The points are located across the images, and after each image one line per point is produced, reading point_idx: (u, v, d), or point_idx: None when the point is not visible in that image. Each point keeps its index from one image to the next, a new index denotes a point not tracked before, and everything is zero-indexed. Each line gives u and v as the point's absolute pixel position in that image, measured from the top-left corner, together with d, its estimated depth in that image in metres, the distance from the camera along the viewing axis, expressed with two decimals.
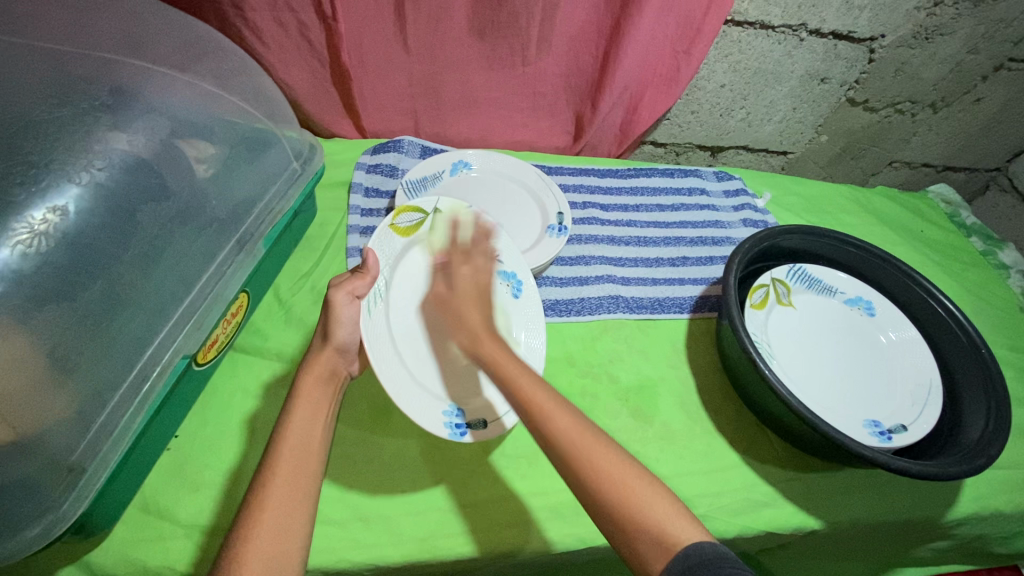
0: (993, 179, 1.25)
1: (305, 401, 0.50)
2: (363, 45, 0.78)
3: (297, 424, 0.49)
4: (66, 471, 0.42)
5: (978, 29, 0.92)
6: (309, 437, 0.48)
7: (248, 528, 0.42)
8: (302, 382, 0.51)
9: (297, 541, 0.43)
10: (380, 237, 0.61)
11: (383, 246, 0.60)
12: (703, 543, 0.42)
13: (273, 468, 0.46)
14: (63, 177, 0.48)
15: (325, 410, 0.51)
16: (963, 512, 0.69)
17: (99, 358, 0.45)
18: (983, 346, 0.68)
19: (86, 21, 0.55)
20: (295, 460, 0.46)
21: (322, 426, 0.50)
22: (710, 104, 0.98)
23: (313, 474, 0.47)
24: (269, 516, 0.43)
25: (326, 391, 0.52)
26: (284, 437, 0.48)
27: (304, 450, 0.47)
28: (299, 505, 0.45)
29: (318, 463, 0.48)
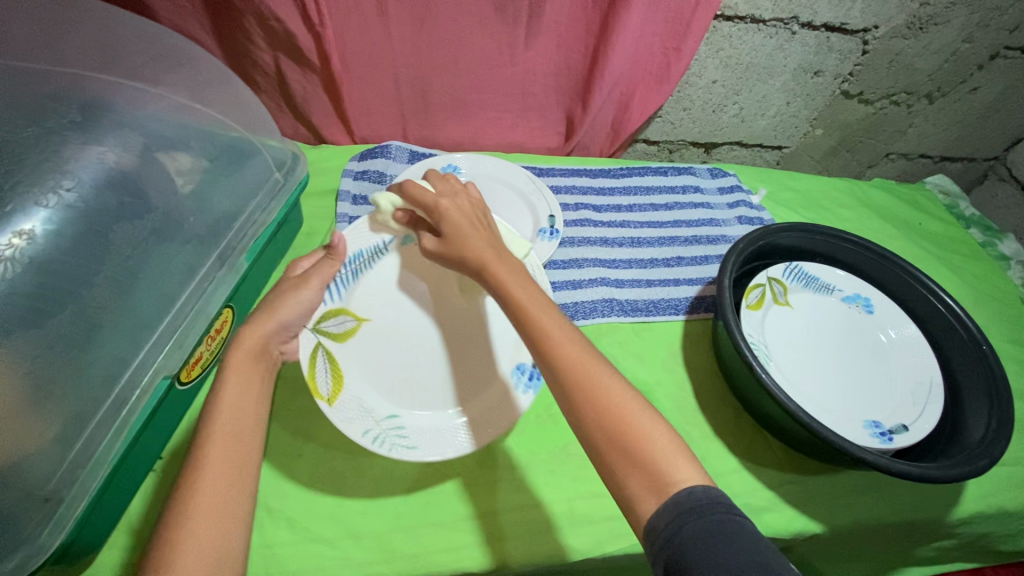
0: (991, 168, 1.23)
1: (236, 375, 0.50)
2: (348, 51, 0.76)
3: (230, 397, 0.49)
4: (43, 500, 0.41)
5: (973, 17, 0.91)
6: (243, 411, 0.49)
7: (181, 500, 0.43)
8: (234, 356, 0.51)
9: (239, 518, 0.44)
10: (341, 418, 0.52)
11: (343, 415, 0.52)
12: (696, 488, 0.40)
13: (208, 442, 0.46)
14: (29, 199, 0.47)
15: (258, 384, 0.51)
16: (967, 511, 0.68)
17: (74, 383, 0.44)
18: (985, 343, 0.67)
19: (57, 37, 0.54)
20: (229, 434, 0.47)
21: (254, 399, 0.50)
22: (703, 100, 0.97)
23: (249, 452, 0.47)
24: (204, 488, 0.44)
25: (258, 364, 0.52)
26: (217, 412, 0.48)
27: (237, 430, 0.47)
28: (238, 482, 0.45)
29: (253, 436, 0.48)
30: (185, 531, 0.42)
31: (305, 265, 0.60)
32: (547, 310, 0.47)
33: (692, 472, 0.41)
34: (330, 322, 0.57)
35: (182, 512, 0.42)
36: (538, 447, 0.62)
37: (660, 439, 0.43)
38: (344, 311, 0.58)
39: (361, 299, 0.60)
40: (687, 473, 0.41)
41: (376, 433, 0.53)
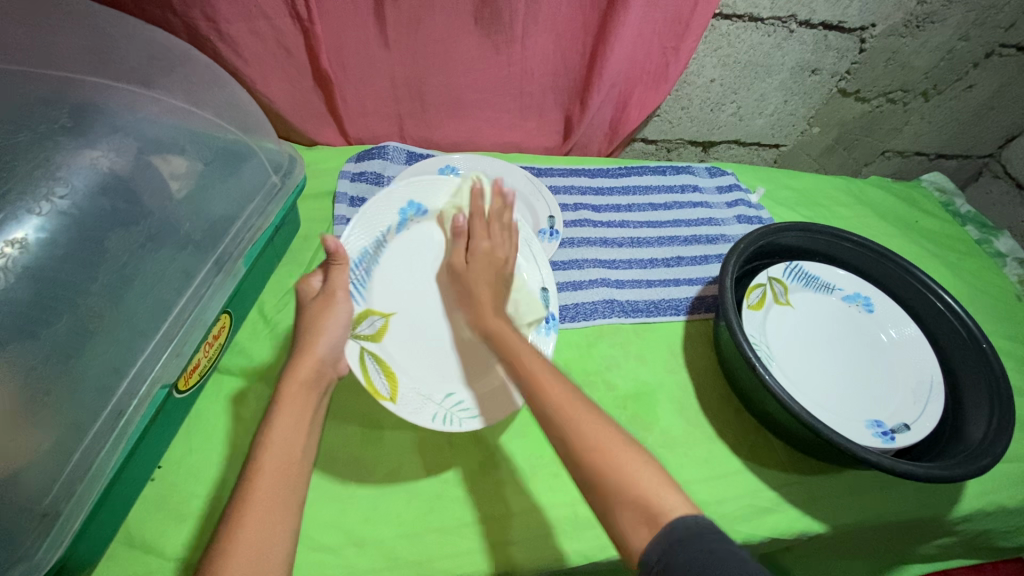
0: (985, 165, 1.24)
1: (289, 407, 0.49)
2: (344, 52, 0.75)
3: (282, 432, 0.48)
4: (40, 516, 0.40)
5: (969, 15, 0.91)
6: (293, 444, 0.47)
7: (228, 536, 0.42)
8: (287, 388, 0.50)
9: (280, 555, 0.42)
10: (406, 413, 0.56)
11: (408, 408, 0.57)
12: (683, 514, 0.39)
13: (257, 478, 0.45)
14: (21, 208, 0.45)
15: (309, 416, 0.50)
16: (967, 509, 0.68)
17: (70, 394, 0.43)
18: (986, 342, 0.67)
19: (47, 39, 0.53)
20: (277, 468, 0.45)
21: (306, 435, 0.49)
22: (701, 99, 0.96)
23: (294, 494, 0.45)
24: (252, 521, 0.42)
25: (311, 397, 0.51)
26: (268, 446, 0.47)
27: (286, 463, 0.46)
28: (282, 517, 0.44)
29: (302, 470, 0.47)
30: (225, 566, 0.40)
31: (320, 282, 0.57)
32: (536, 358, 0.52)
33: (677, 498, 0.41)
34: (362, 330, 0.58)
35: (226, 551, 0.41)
36: (542, 450, 0.61)
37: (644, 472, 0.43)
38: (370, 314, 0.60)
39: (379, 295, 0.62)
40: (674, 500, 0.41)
41: (440, 412, 0.57)
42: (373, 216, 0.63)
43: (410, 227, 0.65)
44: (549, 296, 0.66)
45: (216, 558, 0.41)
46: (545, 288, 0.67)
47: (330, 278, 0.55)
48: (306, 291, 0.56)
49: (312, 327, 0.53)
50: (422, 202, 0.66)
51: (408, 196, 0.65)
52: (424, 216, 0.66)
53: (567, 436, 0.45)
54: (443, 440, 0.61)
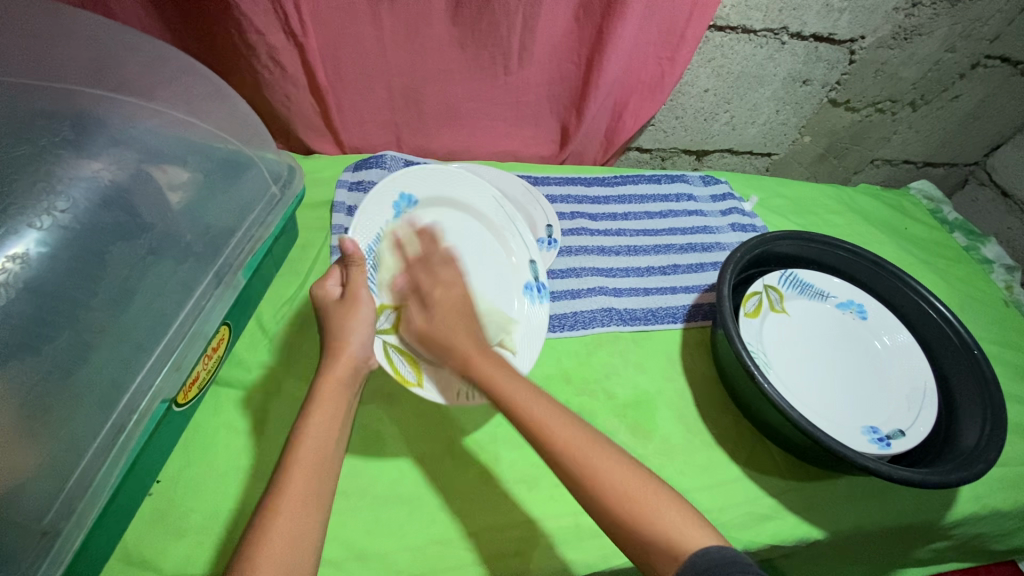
0: (971, 173, 1.27)
1: (324, 404, 0.49)
2: (341, 61, 0.75)
3: (317, 428, 0.47)
4: (39, 534, 0.40)
5: (956, 28, 0.93)
6: (329, 439, 0.47)
7: (265, 525, 0.42)
8: (323, 386, 0.49)
9: (309, 548, 0.42)
10: (438, 390, 0.58)
11: (442, 386, 0.58)
12: (711, 547, 0.43)
13: (292, 472, 0.45)
14: (21, 221, 0.45)
15: (344, 413, 0.50)
16: (961, 513, 0.69)
17: (69, 411, 0.43)
18: (977, 349, 0.68)
19: (44, 50, 0.52)
20: (311, 463, 0.45)
21: (340, 430, 0.49)
22: (695, 108, 0.98)
23: (323, 492, 0.45)
24: (287, 509, 0.43)
25: (346, 395, 0.50)
26: (303, 440, 0.46)
27: (319, 458, 0.46)
28: (311, 512, 0.43)
29: (332, 466, 0.47)
30: (263, 555, 0.40)
31: (336, 284, 0.55)
32: (512, 376, 0.52)
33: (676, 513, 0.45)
34: (384, 321, 0.58)
35: (255, 546, 0.40)
36: (542, 461, 0.61)
37: (671, 512, 0.45)
38: (388, 308, 0.58)
39: (396, 285, 0.60)
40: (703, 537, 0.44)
41: (465, 387, 0.59)
42: (371, 213, 0.60)
43: (405, 218, 0.63)
44: (538, 268, 0.70)
45: (248, 553, 0.40)
46: (533, 261, 0.70)
47: (351, 280, 0.53)
48: (325, 297, 0.54)
49: (341, 333, 0.51)
50: (411, 193, 0.64)
51: (398, 188, 0.62)
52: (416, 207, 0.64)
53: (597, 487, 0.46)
54: (444, 450, 0.61)
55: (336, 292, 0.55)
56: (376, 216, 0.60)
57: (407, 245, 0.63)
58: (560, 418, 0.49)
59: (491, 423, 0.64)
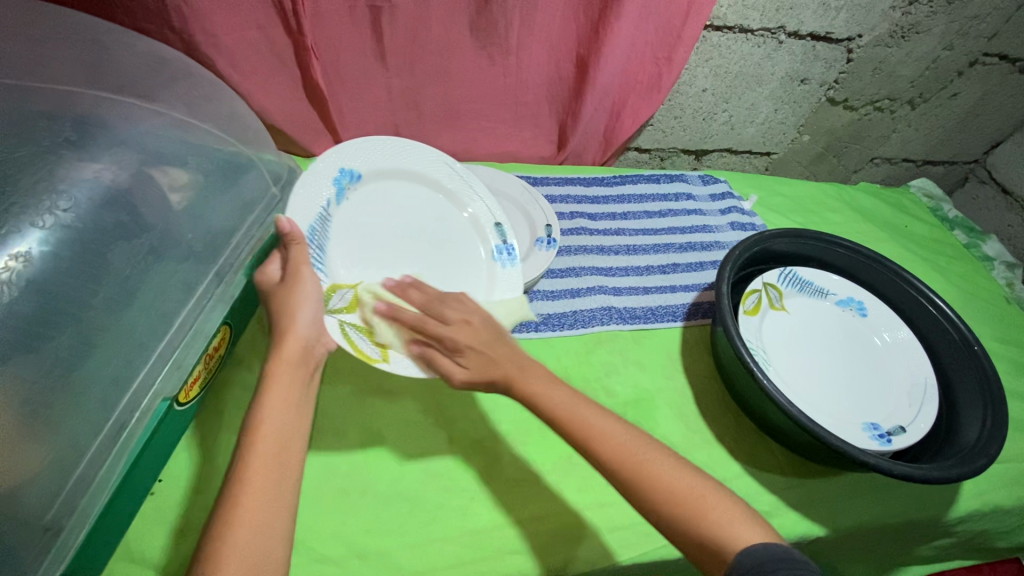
0: (971, 171, 1.27)
1: (276, 390, 0.48)
2: (341, 63, 0.76)
3: (272, 411, 0.47)
4: (42, 531, 0.41)
5: (953, 25, 0.93)
6: (284, 423, 0.47)
7: (228, 509, 0.42)
8: (274, 369, 0.49)
9: (277, 535, 0.42)
10: (405, 365, 0.55)
11: (407, 363, 0.55)
12: (758, 544, 0.43)
13: (250, 457, 0.45)
14: (24, 220, 0.45)
15: (298, 397, 0.49)
16: (964, 510, 0.69)
17: (71, 409, 0.43)
18: (976, 344, 0.68)
19: (46, 53, 0.53)
20: (269, 449, 0.45)
21: (295, 413, 0.49)
22: (693, 108, 0.98)
23: (284, 480, 0.45)
24: (248, 498, 0.43)
25: (297, 375, 0.50)
26: (259, 425, 0.46)
27: (278, 440, 0.46)
28: (276, 498, 0.44)
29: (293, 449, 0.47)
30: (224, 547, 0.40)
31: (277, 267, 0.55)
32: (556, 387, 0.52)
33: (726, 508, 0.46)
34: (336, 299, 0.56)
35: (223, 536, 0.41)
36: (542, 460, 0.61)
37: (720, 509, 0.46)
38: (340, 288, 0.57)
39: (341, 265, 0.59)
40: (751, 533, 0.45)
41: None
42: (311, 192, 0.58)
43: (348, 197, 0.62)
44: (504, 229, 0.70)
45: (213, 542, 0.41)
46: (499, 224, 0.70)
47: (291, 259, 0.53)
48: (266, 280, 0.54)
49: (286, 310, 0.51)
50: (351, 167, 0.62)
51: (337, 163, 0.61)
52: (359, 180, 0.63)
53: (642, 492, 0.47)
54: (444, 449, 0.61)
55: (278, 274, 0.55)
56: (314, 193, 0.58)
57: (353, 225, 0.62)
58: (606, 429, 0.50)
59: (492, 422, 0.64)
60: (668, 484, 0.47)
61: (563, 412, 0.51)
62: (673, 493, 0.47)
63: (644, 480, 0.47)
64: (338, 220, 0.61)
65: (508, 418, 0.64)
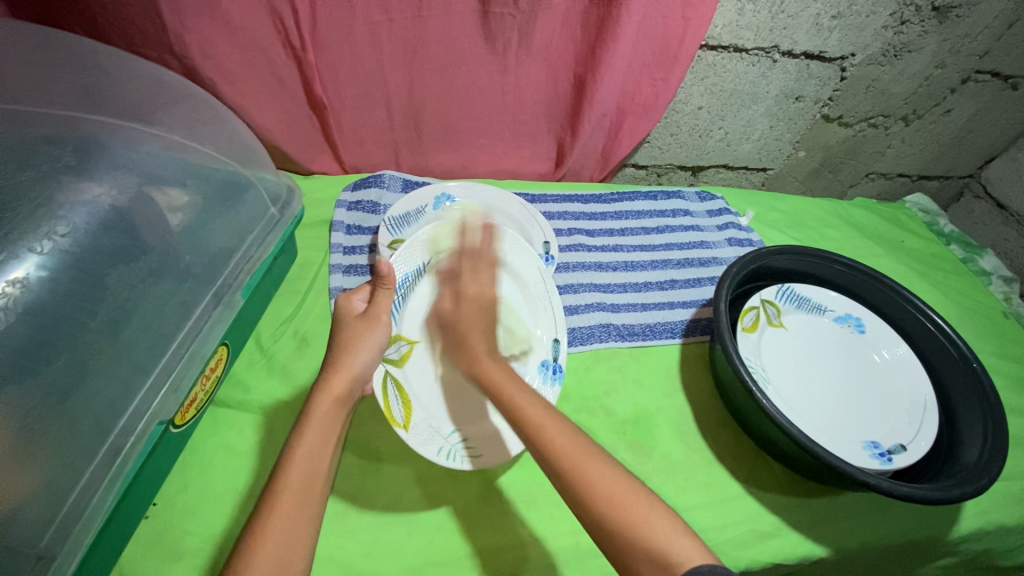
0: (966, 185, 1.28)
1: (317, 424, 0.48)
2: (341, 83, 0.77)
3: (309, 445, 0.47)
4: (34, 560, 0.40)
5: (945, 44, 0.94)
6: (317, 462, 0.46)
7: (250, 542, 0.41)
8: (318, 404, 0.49)
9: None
10: (419, 444, 0.56)
11: (421, 443, 0.56)
12: (700, 567, 0.39)
13: (281, 490, 0.44)
14: (21, 245, 0.45)
15: (335, 436, 0.48)
16: (967, 529, 0.69)
17: (65, 434, 0.43)
18: (976, 361, 0.68)
19: (48, 78, 0.54)
20: (301, 485, 0.45)
21: (331, 453, 0.48)
22: (689, 125, 0.99)
23: (309, 516, 0.44)
24: (274, 533, 0.42)
25: (338, 415, 0.49)
26: (293, 461, 0.45)
27: (311, 476, 0.45)
28: (299, 536, 0.43)
29: (323, 486, 0.46)
30: None
31: (362, 300, 0.57)
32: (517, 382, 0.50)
33: (666, 522, 0.42)
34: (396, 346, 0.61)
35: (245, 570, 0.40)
36: (541, 481, 0.61)
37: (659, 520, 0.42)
38: (399, 340, 0.62)
39: (410, 319, 0.64)
40: (693, 551, 0.41)
41: (446, 447, 0.57)
42: (416, 246, 0.67)
43: None
44: (560, 347, 0.66)
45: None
46: (556, 339, 0.67)
47: (375, 298, 0.56)
48: (348, 308, 0.56)
49: (348, 345, 0.52)
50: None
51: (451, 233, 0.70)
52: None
53: (576, 484, 0.44)
54: (442, 470, 0.60)
55: (360, 306, 0.57)
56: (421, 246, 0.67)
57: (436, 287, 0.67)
58: (551, 422, 0.47)
59: None
60: (604, 484, 0.44)
61: (518, 400, 0.48)
62: (604, 495, 0.43)
63: (581, 472, 0.44)
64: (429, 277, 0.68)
65: None
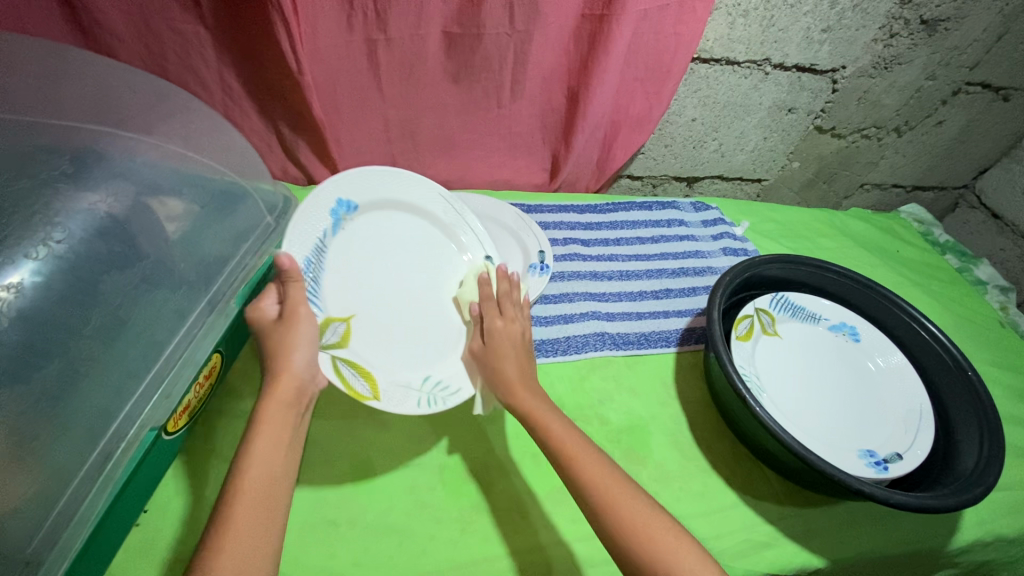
0: (961, 196, 1.28)
1: (267, 428, 0.48)
2: (338, 96, 0.78)
3: (261, 451, 0.46)
4: (22, 565, 0.39)
5: (935, 56, 0.96)
6: (272, 465, 0.46)
7: (214, 540, 0.41)
8: (265, 411, 0.48)
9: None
10: (402, 400, 0.57)
11: (406, 401, 0.57)
12: None
13: (236, 499, 0.43)
14: (18, 251, 0.47)
15: (287, 438, 0.48)
16: (966, 539, 0.68)
17: (56, 440, 0.43)
18: (970, 369, 0.68)
19: (50, 89, 0.55)
20: (260, 487, 0.44)
21: (285, 454, 0.48)
22: (683, 137, 1.00)
23: (273, 523, 0.44)
24: (231, 545, 0.41)
25: (289, 417, 0.49)
26: (248, 464, 0.45)
27: (267, 482, 0.45)
28: (261, 542, 0.42)
29: (282, 491, 0.46)
30: None
31: (273, 304, 0.54)
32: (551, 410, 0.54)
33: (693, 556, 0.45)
34: (326, 333, 0.55)
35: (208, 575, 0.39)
36: (535, 491, 0.61)
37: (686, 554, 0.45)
38: (328, 324, 0.56)
39: (335, 300, 0.57)
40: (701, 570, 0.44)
41: (424, 397, 0.58)
42: (305, 226, 0.56)
43: (344, 227, 0.60)
44: (520, 288, 0.68)
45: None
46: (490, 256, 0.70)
47: (288, 296, 0.52)
48: (262, 316, 0.53)
49: (283, 346, 0.51)
50: (352, 199, 0.61)
51: (336, 194, 0.60)
52: (354, 211, 0.61)
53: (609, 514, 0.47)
54: (435, 480, 0.60)
55: (274, 311, 0.54)
56: (313, 228, 0.57)
57: (347, 258, 0.60)
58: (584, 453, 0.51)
59: (482, 452, 0.63)
60: (628, 516, 0.47)
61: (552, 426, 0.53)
62: (636, 527, 0.46)
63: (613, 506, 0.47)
64: (334, 252, 0.59)
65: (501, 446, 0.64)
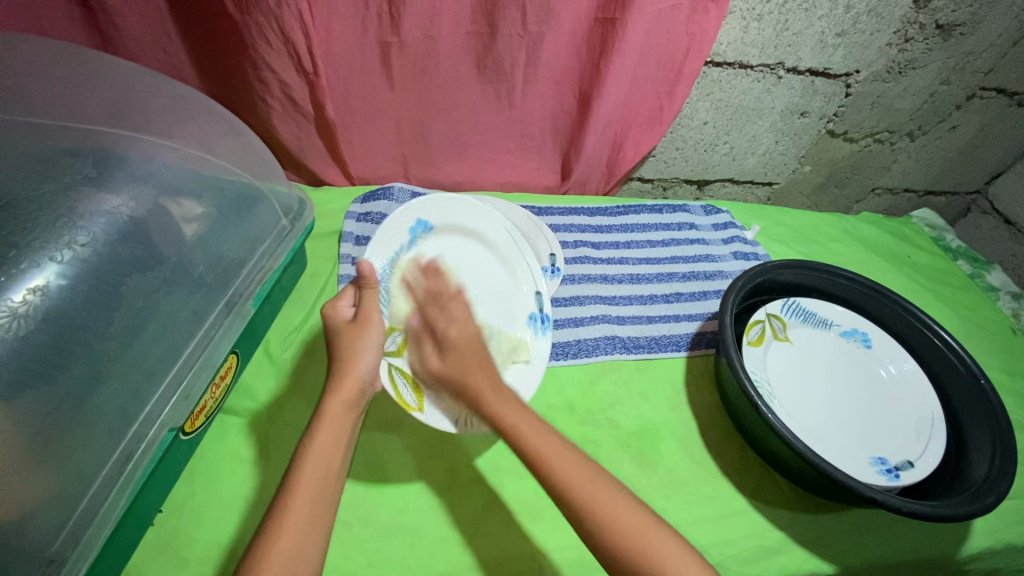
0: (973, 201, 1.28)
1: (328, 427, 0.48)
2: (352, 98, 0.79)
3: (318, 451, 0.47)
4: (44, 563, 0.41)
5: (950, 61, 0.95)
6: (327, 469, 0.46)
7: (262, 540, 0.42)
8: (328, 407, 0.49)
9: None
10: (437, 416, 0.57)
11: (442, 416, 0.57)
12: None
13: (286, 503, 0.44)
14: (42, 254, 0.46)
15: (343, 438, 0.48)
16: (976, 548, 0.68)
17: (77, 440, 0.44)
18: (983, 377, 0.68)
19: (71, 92, 0.56)
20: (313, 489, 0.45)
21: (342, 453, 0.48)
22: (694, 140, 1.00)
23: (318, 528, 0.44)
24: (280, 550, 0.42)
25: (349, 417, 0.49)
26: (303, 466, 0.46)
27: (322, 482, 0.45)
28: (310, 545, 0.43)
29: (333, 490, 0.46)
30: None
31: (349, 306, 0.54)
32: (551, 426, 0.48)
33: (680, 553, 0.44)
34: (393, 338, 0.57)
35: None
36: (546, 494, 0.61)
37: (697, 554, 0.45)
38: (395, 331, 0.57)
39: (399, 305, 0.59)
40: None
41: (464, 414, 0.58)
42: (386, 239, 0.59)
43: (420, 244, 0.63)
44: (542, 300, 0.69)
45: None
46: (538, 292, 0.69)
47: (363, 302, 0.53)
48: (337, 316, 0.53)
49: (352, 350, 0.51)
50: (428, 219, 0.63)
51: (415, 215, 0.62)
52: (431, 232, 0.64)
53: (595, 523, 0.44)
54: (447, 481, 0.61)
55: (348, 312, 0.54)
56: (389, 244, 0.60)
57: (413, 270, 0.62)
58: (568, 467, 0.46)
59: (492, 455, 0.63)
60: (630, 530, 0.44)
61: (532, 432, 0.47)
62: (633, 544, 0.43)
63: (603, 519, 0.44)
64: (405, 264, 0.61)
65: (512, 448, 0.64)
